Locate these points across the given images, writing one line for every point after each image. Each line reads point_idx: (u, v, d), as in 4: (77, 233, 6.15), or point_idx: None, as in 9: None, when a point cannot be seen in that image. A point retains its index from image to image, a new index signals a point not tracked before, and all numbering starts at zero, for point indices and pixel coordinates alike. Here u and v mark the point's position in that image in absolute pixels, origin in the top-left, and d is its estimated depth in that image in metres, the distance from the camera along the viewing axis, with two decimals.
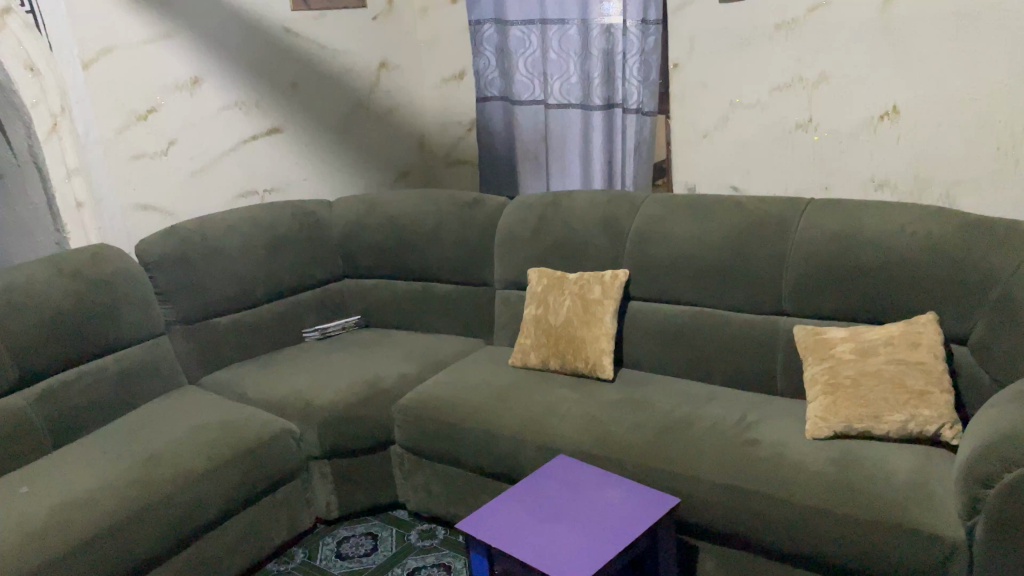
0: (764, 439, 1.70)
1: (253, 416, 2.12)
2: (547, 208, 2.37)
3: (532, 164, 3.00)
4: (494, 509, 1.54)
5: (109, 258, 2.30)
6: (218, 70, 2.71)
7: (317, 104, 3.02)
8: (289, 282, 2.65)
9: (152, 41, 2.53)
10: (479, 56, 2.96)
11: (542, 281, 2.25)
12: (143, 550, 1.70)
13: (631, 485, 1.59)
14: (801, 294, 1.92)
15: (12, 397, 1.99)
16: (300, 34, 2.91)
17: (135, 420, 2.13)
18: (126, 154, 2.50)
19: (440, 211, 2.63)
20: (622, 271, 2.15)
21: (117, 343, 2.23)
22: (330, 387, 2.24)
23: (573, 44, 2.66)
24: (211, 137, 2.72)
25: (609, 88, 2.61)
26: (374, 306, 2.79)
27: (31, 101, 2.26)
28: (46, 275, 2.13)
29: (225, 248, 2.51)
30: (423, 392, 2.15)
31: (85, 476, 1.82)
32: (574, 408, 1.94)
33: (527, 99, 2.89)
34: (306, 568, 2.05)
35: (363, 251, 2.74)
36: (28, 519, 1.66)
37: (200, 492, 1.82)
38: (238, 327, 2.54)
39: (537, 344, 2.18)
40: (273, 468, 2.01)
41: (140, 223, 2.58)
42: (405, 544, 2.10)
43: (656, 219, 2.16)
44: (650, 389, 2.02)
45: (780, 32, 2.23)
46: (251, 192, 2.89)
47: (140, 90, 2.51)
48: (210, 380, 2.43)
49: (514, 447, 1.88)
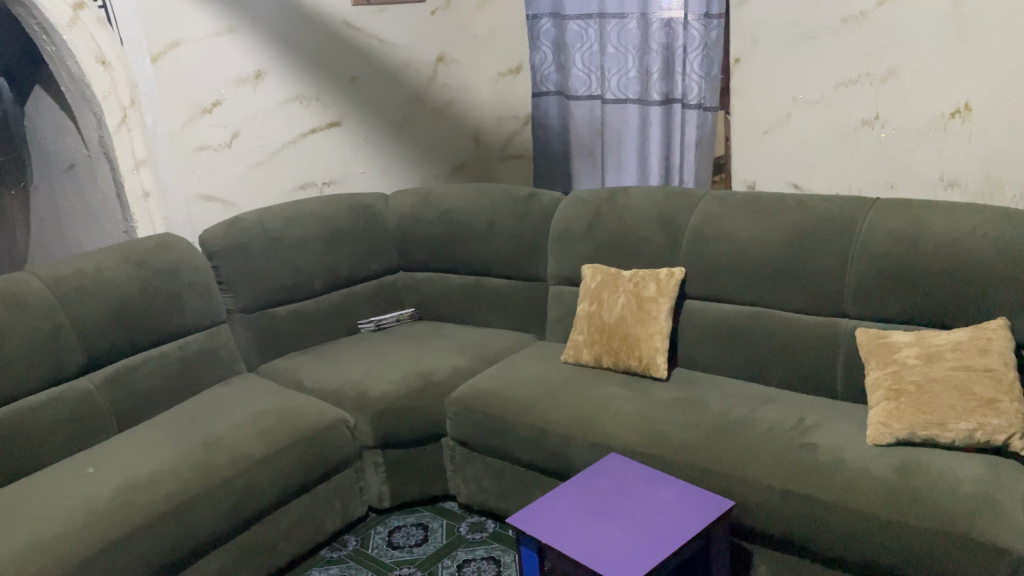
0: (822, 443, 1.66)
1: (309, 404, 2.15)
2: (603, 204, 2.35)
3: (587, 159, 2.98)
4: (545, 505, 1.53)
5: (175, 246, 2.36)
6: (280, 64, 2.76)
7: (376, 97, 3.06)
8: (345, 274, 2.69)
9: (217, 35, 2.58)
10: (535, 51, 2.95)
11: (596, 277, 2.24)
12: (200, 534, 1.74)
13: (685, 486, 1.57)
14: (863, 296, 1.86)
15: (81, 380, 2.07)
16: (360, 28, 2.95)
17: (196, 406, 2.19)
18: (192, 145, 2.57)
19: (495, 205, 2.63)
20: (678, 269, 2.11)
21: (181, 330, 2.30)
22: (384, 378, 2.26)
23: (632, 39, 2.64)
24: (273, 130, 2.78)
25: (668, 83, 2.59)
26: (428, 298, 2.81)
27: (102, 93, 2.33)
28: (113, 263, 2.20)
29: (284, 239, 2.56)
30: (475, 385, 2.15)
31: (148, 459, 1.88)
32: (627, 406, 1.92)
33: (583, 94, 2.87)
34: (358, 556, 2.08)
35: (418, 244, 2.76)
36: (93, 499, 1.71)
37: (257, 477, 1.87)
38: (295, 317, 2.58)
39: (590, 341, 2.17)
40: (327, 457, 2.04)
41: (203, 213, 2.65)
42: (455, 536, 2.12)
43: (714, 216, 2.12)
44: (705, 389, 1.99)
45: (847, 26, 2.16)
46: (310, 184, 2.93)
47: (205, 83, 2.57)
48: (267, 368, 2.48)
49: (566, 444, 1.87)
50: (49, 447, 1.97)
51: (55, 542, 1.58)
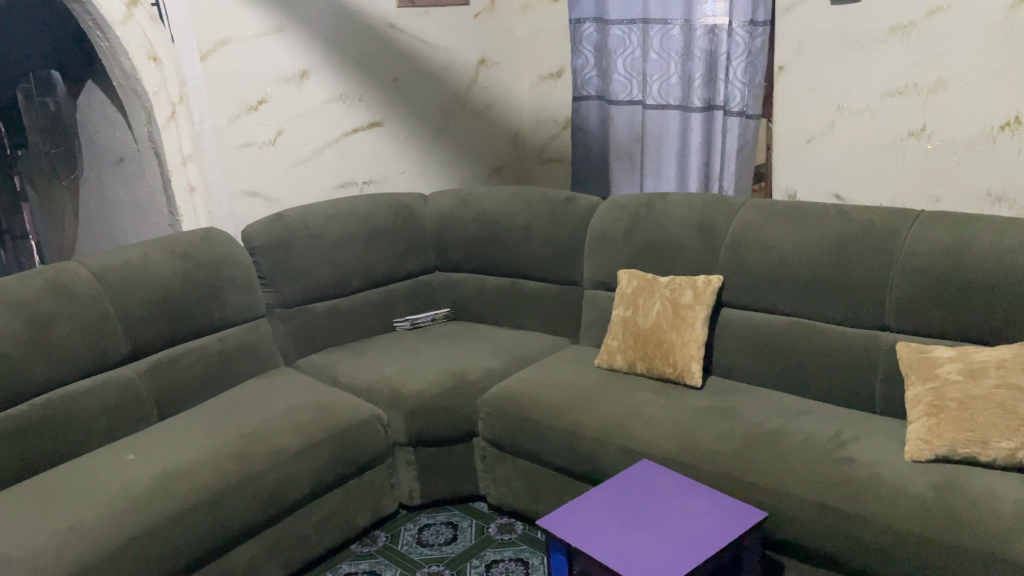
0: (859, 457, 1.64)
1: (344, 400, 2.18)
2: (641, 209, 2.35)
3: (626, 164, 2.98)
4: (575, 508, 1.54)
5: (218, 241, 2.41)
6: (325, 64, 2.80)
7: (417, 98, 3.08)
8: (383, 272, 2.72)
9: (265, 34, 2.63)
10: (577, 55, 2.96)
11: (632, 283, 2.23)
12: (235, 524, 1.77)
13: (717, 495, 1.56)
14: (905, 309, 1.83)
15: (123, 368, 2.12)
16: (404, 30, 2.97)
17: (234, 398, 2.23)
18: (237, 142, 2.62)
19: (533, 208, 2.64)
20: (716, 277, 2.10)
21: (221, 323, 2.34)
22: (418, 377, 2.28)
23: (675, 45, 2.63)
24: (316, 129, 2.82)
25: (710, 89, 2.58)
26: (463, 299, 2.83)
27: (153, 89, 2.38)
28: (158, 255, 2.25)
29: (324, 236, 2.59)
30: (508, 387, 2.16)
31: (187, 448, 1.92)
32: (660, 413, 1.91)
33: (624, 99, 2.86)
34: (387, 551, 2.10)
35: (455, 245, 2.78)
36: (133, 485, 1.75)
37: (292, 470, 1.90)
38: (333, 313, 2.62)
39: (624, 346, 2.16)
40: (360, 452, 2.06)
41: (247, 209, 2.70)
42: (485, 536, 2.13)
43: (754, 225, 2.11)
44: (739, 399, 1.97)
45: (895, 36, 2.14)
46: (350, 183, 2.97)
47: (252, 81, 2.62)
48: (304, 363, 2.52)
49: (598, 449, 1.87)
50: (93, 433, 2.02)
51: (96, 525, 1.62)
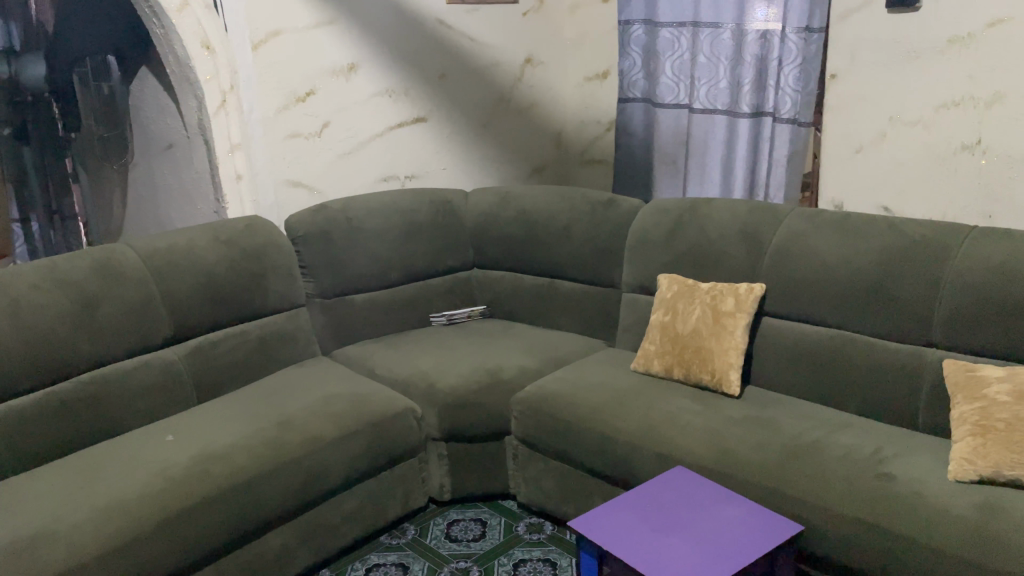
0: (900, 474, 1.61)
1: (379, 392, 2.19)
2: (684, 214, 2.32)
3: (670, 168, 2.95)
4: (608, 511, 1.53)
5: (261, 228, 2.43)
6: (374, 58, 2.82)
7: (463, 95, 3.09)
8: (421, 267, 2.73)
9: (316, 26, 2.66)
10: (625, 56, 2.94)
11: (672, 288, 2.21)
12: (268, 509, 1.79)
13: (753, 506, 1.54)
14: (954, 325, 1.79)
15: (164, 351, 2.15)
16: (453, 26, 2.98)
17: (272, 385, 2.25)
18: (284, 132, 2.65)
19: (574, 209, 2.63)
20: (758, 285, 2.07)
21: (262, 310, 2.37)
22: (453, 372, 2.29)
23: (725, 49, 2.60)
24: (362, 122, 2.85)
25: (759, 95, 2.55)
26: (500, 297, 2.83)
27: (206, 76, 2.42)
28: (204, 240, 2.28)
29: (365, 229, 2.61)
30: (543, 387, 2.16)
31: (224, 432, 1.94)
32: (696, 420, 1.89)
33: (670, 103, 2.84)
34: (416, 545, 2.11)
35: (495, 243, 2.78)
36: (171, 466, 1.78)
37: (326, 458, 1.91)
38: (371, 306, 2.63)
39: (662, 351, 2.14)
40: (394, 445, 2.07)
41: (290, 199, 2.73)
42: (513, 535, 2.13)
43: (800, 234, 2.08)
44: (778, 410, 1.95)
45: (953, 47, 2.09)
46: (393, 177, 2.99)
47: (302, 72, 2.65)
48: (340, 354, 2.54)
49: (632, 453, 1.85)
50: (133, 412, 2.06)
51: (135, 503, 1.65)
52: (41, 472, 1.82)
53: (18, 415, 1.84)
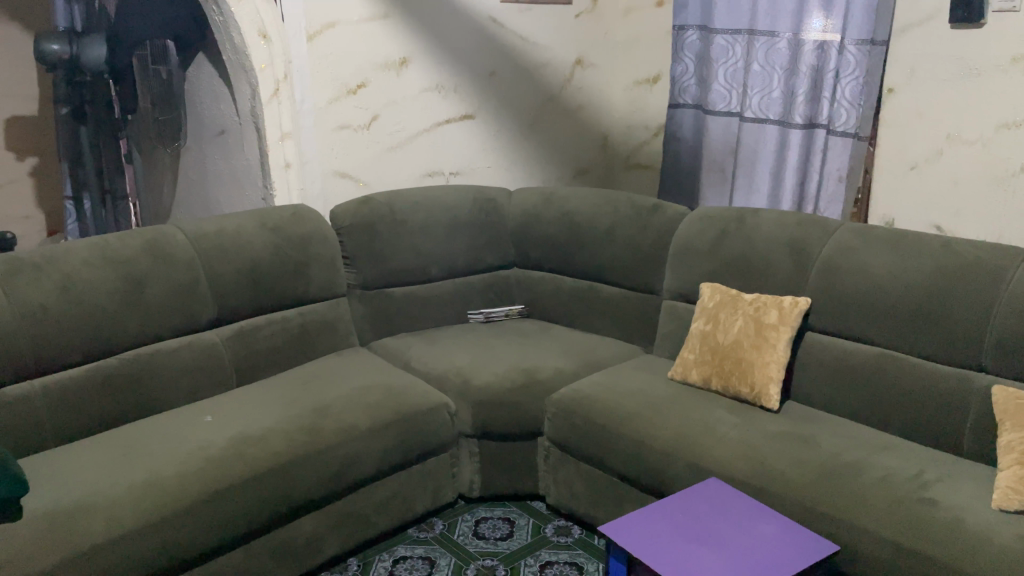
0: (942, 500, 1.57)
1: (415, 385, 2.20)
2: (730, 223, 2.30)
3: (717, 176, 2.91)
4: (638, 518, 1.51)
5: (307, 217, 2.46)
6: (426, 53, 2.84)
7: (511, 94, 3.09)
8: (462, 264, 2.74)
9: (371, 20, 2.68)
10: (677, 62, 2.91)
11: (714, 297, 2.19)
12: (301, 495, 1.81)
13: (788, 522, 1.51)
14: (1006, 351, 1.74)
15: (207, 333, 2.19)
16: (505, 24, 2.98)
17: (310, 372, 2.28)
18: (334, 124, 2.70)
19: (618, 212, 2.60)
20: (803, 299, 2.03)
21: (304, 297, 2.40)
22: (489, 370, 2.29)
23: (781, 58, 2.57)
24: (410, 116, 2.87)
25: (813, 106, 2.51)
26: (538, 298, 2.83)
27: (259, 65, 2.45)
28: (250, 226, 2.31)
29: (409, 222, 2.63)
30: (578, 389, 2.15)
31: (261, 415, 1.97)
32: (733, 432, 1.87)
33: (722, 110, 2.81)
34: (443, 540, 2.11)
35: (536, 243, 2.78)
36: (209, 446, 1.81)
37: (360, 448, 1.92)
38: (410, 299, 2.65)
39: (700, 361, 2.12)
40: (426, 439, 2.08)
41: (336, 189, 2.77)
42: (541, 536, 2.12)
43: (849, 249, 2.04)
44: (817, 426, 1.91)
45: (1017, 65, 2.03)
46: (438, 173, 3.01)
47: (354, 65, 2.68)
48: (378, 346, 2.56)
49: (666, 462, 1.83)
50: (174, 391, 2.09)
51: (172, 480, 1.68)
52: (83, 445, 1.86)
53: (64, 388, 1.89)
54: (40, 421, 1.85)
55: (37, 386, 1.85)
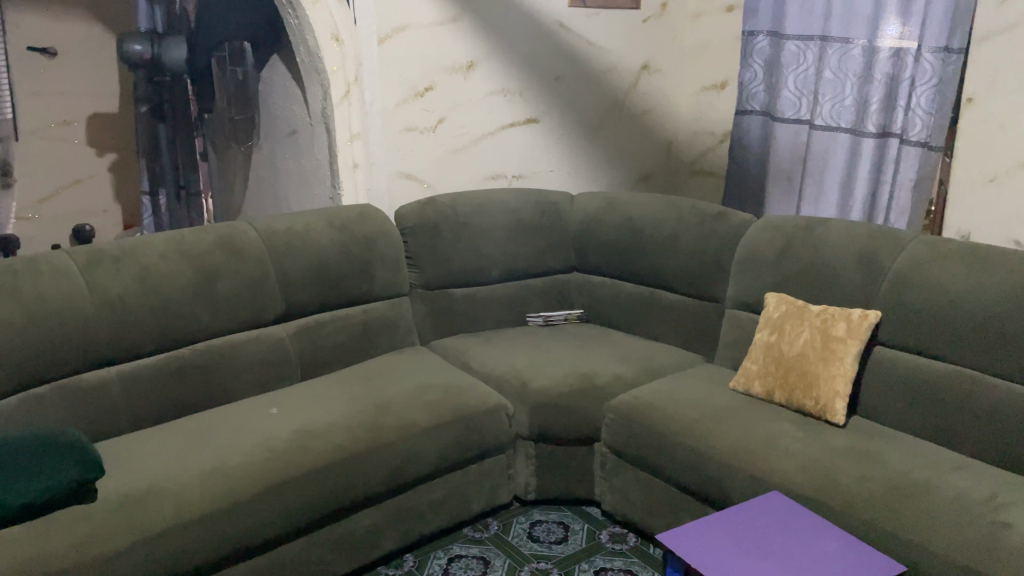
0: (1016, 524, 1.51)
1: (474, 386, 2.22)
2: (798, 232, 2.26)
3: (784, 184, 2.86)
4: (693, 526, 1.50)
5: (373, 217, 2.50)
6: (493, 57, 2.87)
7: (576, 99, 3.09)
8: (522, 266, 2.75)
9: (441, 24, 2.72)
10: (746, 68, 2.87)
11: (780, 307, 2.15)
12: (361, 490, 1.84)
13: (851, 540, 1.48)
14: None
15: (274, 327, 2.25)
16: (572, 29, 2.98)
17: (372, 369, 2.32)
18: (401, 125, 2.74)
19: (682, 219, 2.58)
20: (873, 312, 1.98)
21: (368, 296, 2.44)
22: (547, 374, 2.30)
23: (854, 66, 2.51)
24: (476, 120, 2.90)
25: (887, 115, 2.45)
26: (598, 303, 2.82)
27: (332, 67, 2.53)
28: (319, 224, 2.36)
29: (471, 224, 2.65)
30: (637, 396, 2.13)
31: (324, 410, 2.01)
32: (796, 445, 1.83)
33: (790, 117, 2.76)
34: (497, 540, 2.12)
35: (597, 248, 2.77)
36: (274, 438, 1.86)
37: (419, 445, 1.95)
38: (470, 301, 2.68)
39: (764, 372, 2.09)
40: (484, 439, 2.09)
41: (401, 190, 2.81)
42: (596, 542, 2.11)
43: (923, 262, 1.98)
44: (883, 443, 1.86)
45: None
46: (501, 175, 3.03)
47: (423, 68, 2.72)
48: (437, 345, 2.59)
49: (726, 473, 1.81)
50: (242, 383, 2.15)
51: (238, 469, 1.73)
52: (154, 432, 1.93)
53: (139, 376, 1.96)
54: (117, 407, 1.92)
55: (114, 373, 1.93)
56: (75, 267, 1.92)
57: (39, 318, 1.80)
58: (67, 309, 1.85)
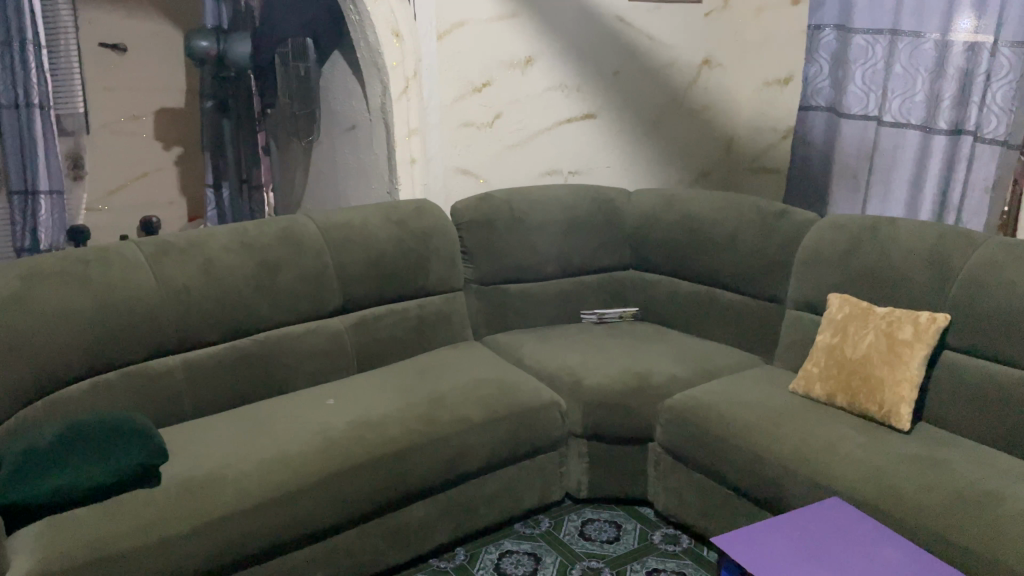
0: None
1: (528, 382, 2.22)
2: (863, 232, 2.19)
3: (850, 182, 2.78)
4: (749, 530, 1.47)
5: (429, 212, 2.52)
6: (551, 52, 2.86)
7: (635, 94, 3.04)
8: (577, 263, 2.74)
9: (499, 19, 2.73)
10: (811, 63, 2.80)
11: (843, 309, 2.09)
12: (415, 482, 1.85)
13: (914, 549, 1.44)
14: None
15: (332, 320, 2.28)
16: (632, 23, 2.94)
17: (427, 362, 2.34)
18: (460, 121, 2.75)
19: (741, 217, 2.53)
20: (942, 315, 1.91)
21: (423, 290, 2.46)
22: (602, 372, 2.28)
23: (926, 60, 2.43)
24: (533, 115, 2.90)
25: (960, 111, 2.36)
26: (654, 301, 2.79)
27: (392, 63, 2.56)
28: (377, 219, 2.39)
29: (527, 220, 2.65)
30: (693, 397, 2.10)
31: (380, 402, 2.04)
32: (858, 451, 1.78)
33: (857, 113, 2.68)
34: (549, 537, 2.12)
35: (654, 246, 2.74)
36: (331, 428, 1.89)
37: (473, 439, 1.95)
38: (524, 297, 2.68)
39: (825, 375, 2.04)
40: (537, 436, 2.09)
41: (457, 186, 2.83)
42: (648, 543, 2.09)
43: (996, 264, 1.90)
44: (950, 451, 1.80)
45: None
46: (557, 171, 3.02)
47: (482, 64, 2.74)
48: (491, 341, 2.59)
49: (784, 477, 1.77)
50: (300, 373, 2.19)
51: (296, 458, 1.76)
52: (216, 419, 1.97)
53: (202, 364, 2.01)
54: (181, 394, 1.98)
55: (179, 361, 1.98)
56: (142, 257, 1.98)
57: (108, 306, 1.86)
58: (135, 298, 1.91)
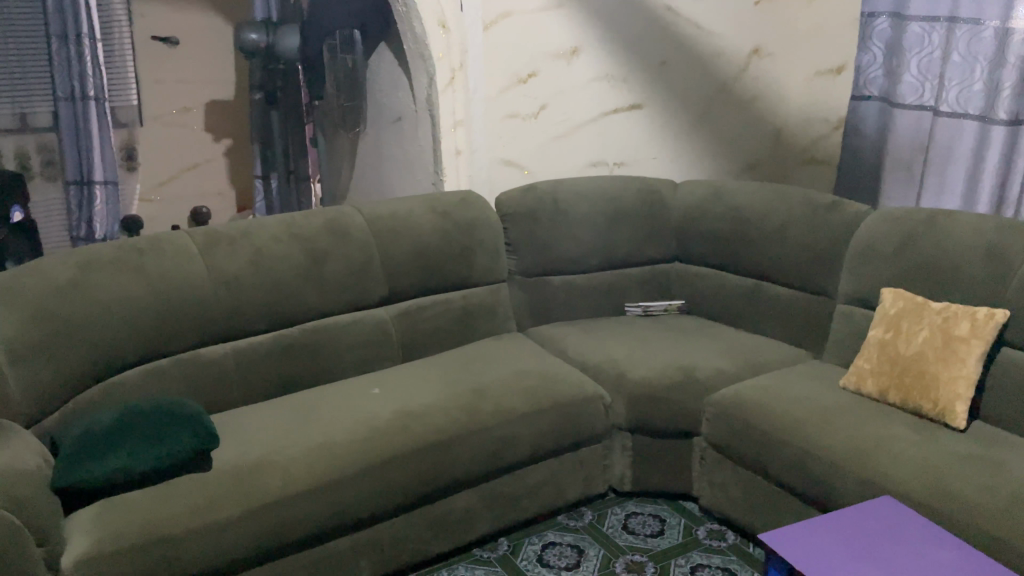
0: None
1: (571, 374, 2.21)
2: (918, 226, 2.13)
3: (903, 175, 2.69)
4: (800, 529, 1.44)
5: (473, 204, 2.52)
6: (597, 42, 2.84)
7: (682, 85, 3.00)
8: (622, 255, 2.71)
9: (545, 9, 2.72)
10: (864, 51, 2.72)
11: (897, 303, 2.04)
12: (458, 472, 1.86)
13: (970, 551, 1.40)
14: None
15: (377, 310, 2.30)
16: (680, 12, 2.89)
17: (471, 354, 2.34)
18: (505, 112, 2.76)
19: (790, 209, 2.48)
20: (1001, 311, 1.86)
21: (468, 281, 2.47)
22: (647, 365, 2.27)
23: (986, 48, 2.36)
24: (577, 106, 2.88)
25: (1021, 101, 2.30)
26: (700, 294, 2.76)
27: (438, 55, 2.58)
28: (421, 210, 2.40)
29: (571, 212, 2.63)
30: (740, 391, 2.08)
31: (424, 392, 2.05)
32: (910, 449, 1.74)
33: (912, 104, 2.59)
34: (592, 530, 2.11)
35: (700, 238, 2.71)
36: (376, 417, 1.91)
37: (516, 431, 1.96)
38: (568, 288, 2.67)
39: (877, 372, 1.99)
40: (580, 428, 2.08)
41: (502, 176, 2.85)
42: (693, 538, 2.08)
43: None
44: (1007, 451, 1.75)
45: None
46: (602, 163, 3.00)
47: (528, 55, 2.74)
48: (535, 332, 2.59)
49: (833, 474, 1.74)
50: (346, 363, 2.22)
51: (341, 447, 1.78)
52: (264, 406, 2.01)
53: (251, 353, 2.05)
54: (230, 381, 2.02)
55: (228, 349, 2.02)
56: (195, 246, 2.02)
57: (161, 294, 1.90)
58: (186, 286, 1.95)
